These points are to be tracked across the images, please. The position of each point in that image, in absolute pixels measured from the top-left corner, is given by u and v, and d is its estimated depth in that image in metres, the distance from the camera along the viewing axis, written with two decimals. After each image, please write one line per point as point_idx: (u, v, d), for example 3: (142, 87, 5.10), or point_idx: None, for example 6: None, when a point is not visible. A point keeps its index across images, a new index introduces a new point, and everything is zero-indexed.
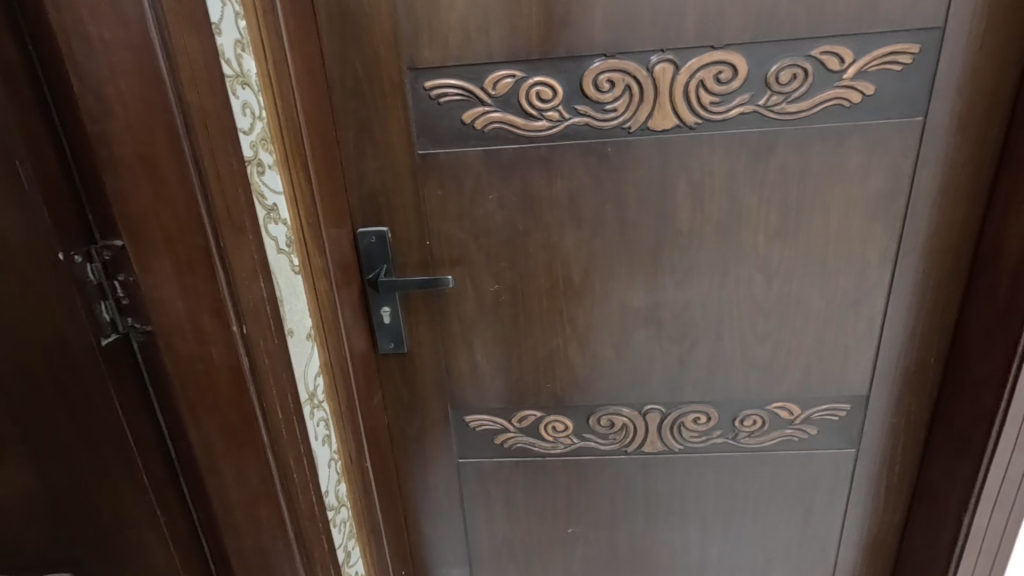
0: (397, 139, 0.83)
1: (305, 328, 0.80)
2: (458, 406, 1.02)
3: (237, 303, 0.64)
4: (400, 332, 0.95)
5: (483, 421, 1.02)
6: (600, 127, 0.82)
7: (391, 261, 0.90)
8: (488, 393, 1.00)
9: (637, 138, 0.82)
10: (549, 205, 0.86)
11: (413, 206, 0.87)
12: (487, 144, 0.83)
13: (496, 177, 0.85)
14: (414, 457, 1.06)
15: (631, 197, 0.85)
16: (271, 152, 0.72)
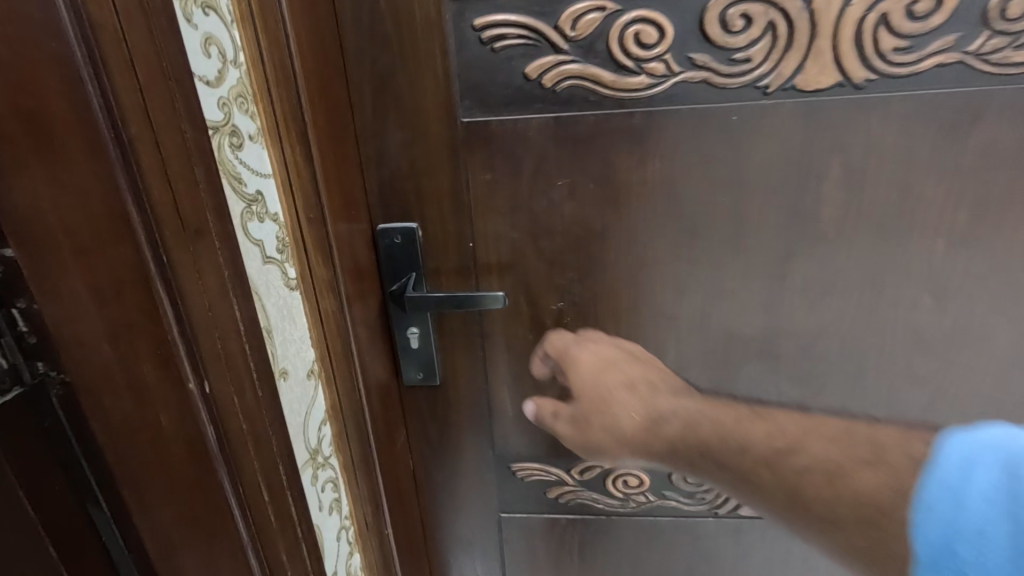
0: (432, 102, 0.60)
1: (304, 364, 0.58)
2: (502, 452, 0.80)
3: (197, 349, 0.42)
4: (432, 360, 0.72)
5: (534, 471, 0.81)
6: (724, 86, 0.57)
7: (423, 269, 0.67)
8: (543, 437, 0.78)
9: (776, 103, 0.57)
10: (640, 198, 0.62)
11: (452, 197, 0.64)
12: (558, 110, 0.59)
13: (568, 157, 0.61)
14: (444, 512, 0.84)
15: (757, 189, 0.61)
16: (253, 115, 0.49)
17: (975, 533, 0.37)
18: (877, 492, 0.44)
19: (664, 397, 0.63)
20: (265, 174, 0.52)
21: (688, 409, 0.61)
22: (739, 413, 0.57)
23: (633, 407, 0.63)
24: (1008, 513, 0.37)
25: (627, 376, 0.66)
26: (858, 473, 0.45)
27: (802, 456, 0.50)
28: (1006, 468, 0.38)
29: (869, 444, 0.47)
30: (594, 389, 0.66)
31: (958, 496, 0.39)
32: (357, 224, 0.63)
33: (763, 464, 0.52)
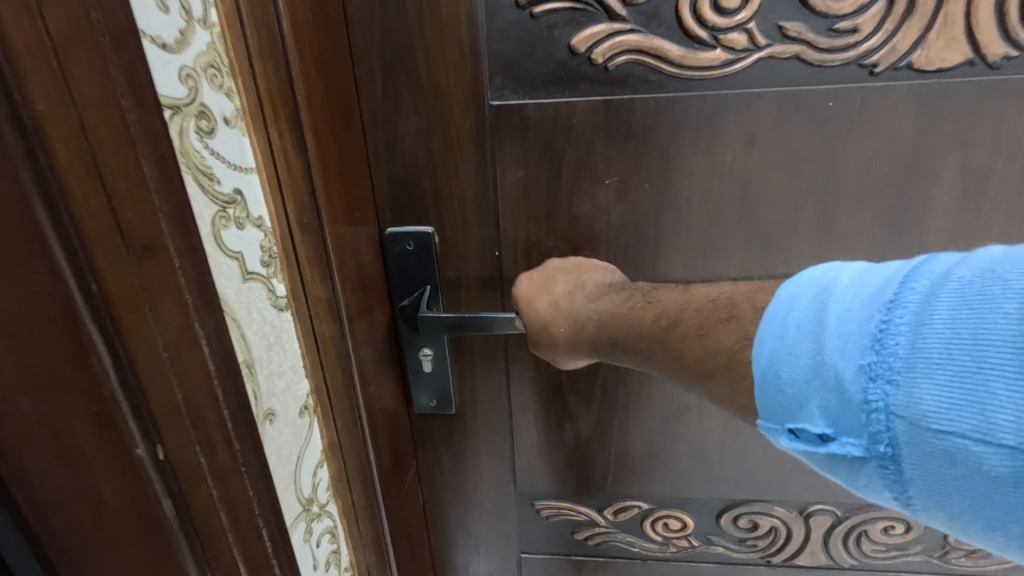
0: (456, 79, 0.49)
1: (298, 400, 0.48)
2: (526, 490, 0.70)
3: (147, 406, 0.31)
4: (446, 387, 0.62)
5: (562, 510, 0.71)
6: (822, 63, 0.45)
7: (439, 281, 0.57)
8: (574, 474, 0.68)
9: (885, 86, 0.46)
10: (707, 202, 0.51)
11: (477, 195, 0.53)
12: (611, 92, 0.48)
13: (620, 150, 0.50)
14: (458, 552, 0.74)
15: (852, 194, 0.50)
16: (230, 91, 0.38)
17: (786, 356, 0.33)
18: (732, 347, 0.38)
19: (587, 303, 0.51)
20: (247, 168, 0.40)
21: (609, 315, 0.49)
22: (652, 310, 0.46)
23: (557, 319, 0.51)
24: (808, 336, 0.32)
25: (559, 290, 0.52)
26: (714, 332, 0.39)
27: (684, 336, 0.42)
28: (818, 296, 0.33)
29: (727, 312, 0.39)
30: (533, 315, 0.52)
31: (773, 329, 0.34)
32: (364, 227, 0.52)
33: (716, 368, 0.39)
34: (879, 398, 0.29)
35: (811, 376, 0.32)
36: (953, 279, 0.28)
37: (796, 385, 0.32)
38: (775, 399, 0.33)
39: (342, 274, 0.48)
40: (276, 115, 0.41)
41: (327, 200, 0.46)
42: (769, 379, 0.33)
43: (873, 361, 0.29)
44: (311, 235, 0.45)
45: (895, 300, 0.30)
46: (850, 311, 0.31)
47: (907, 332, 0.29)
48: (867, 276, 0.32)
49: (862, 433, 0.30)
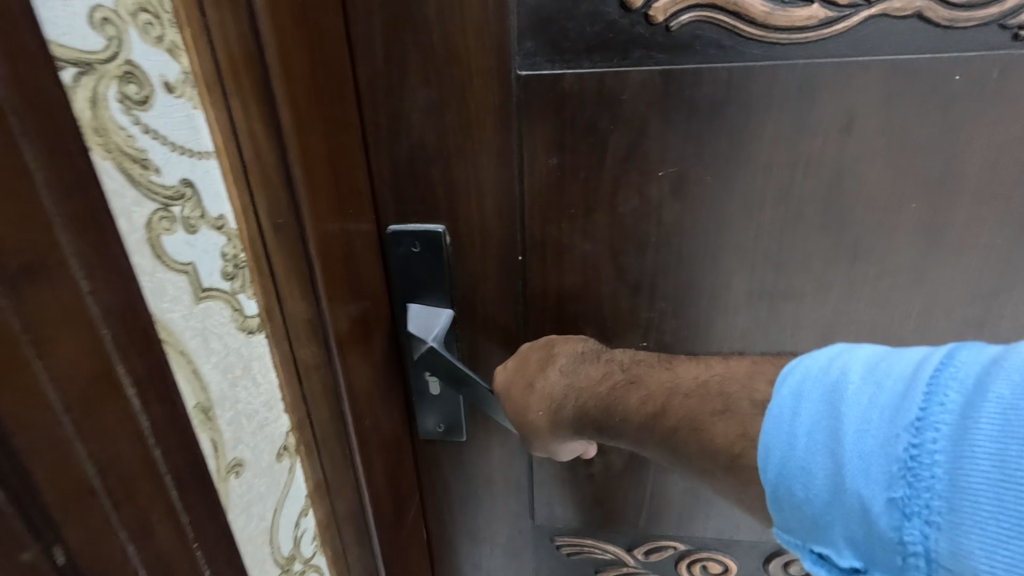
0: (476, 42, 0.38)
1: (279, 439, 0.39)
2: (546, 527, 0.61)
3: (33, 499, 0.22)
4: (458, 411, 0.53)
5: (585, 549, 0.62)
6: (951, 22, 0.35)
7: (451, 289, 0.47)
8: (601, 510, 0.59)
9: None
10: (782, 202, 0.42)
11: (497, 189, 0.43)
12: (671, 59, 0.38)
13: (680, 135, 0.40)
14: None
15: (968, 194, 0.40)
16: (174, 45, 0.29)
17: (801, 471, 0.32)
18: (730, 445, 0.36)
19: (562, 381, 0.46)
20: (202, 152, 0.31)
21: (587, 395, 0.45)
22: (636, 392, 0.43)
23: (534, 403, 0.46)
24: (827, 451, 0.31)
25: (530, 372, 0.47)
26: (710, 426, 0.38)
27: (677, 427, 0.40)
28: (830, 400, 0.32)
29: (720, 402, 0.38)
30: (507, 401, 0.47)
31: (785, 436, 0.32)
32: (357, 226, 0.42)
33: (721, 461, 0.37)
34: (915, 538, 0.28)
35: (834, 498, 0.30)
36: (989, 398, 0.27)
37: (819, 506, 0.31)
38: (796, 515, 0.32)
39: (330, 287, 0.38)
40: (237, 80, 0.31)
41: (310, 194, 0.35)
42: (785, 492, 0.32)
43: (905, 496, 0.28)
44: (288, 240, 0.35)
45: (923, 419, 0.28)
46: (870, 424, 0.30)
47: (943, 464, 0.27)
48: (881, 373, 0.31)
49: (895, 566, 0.29)
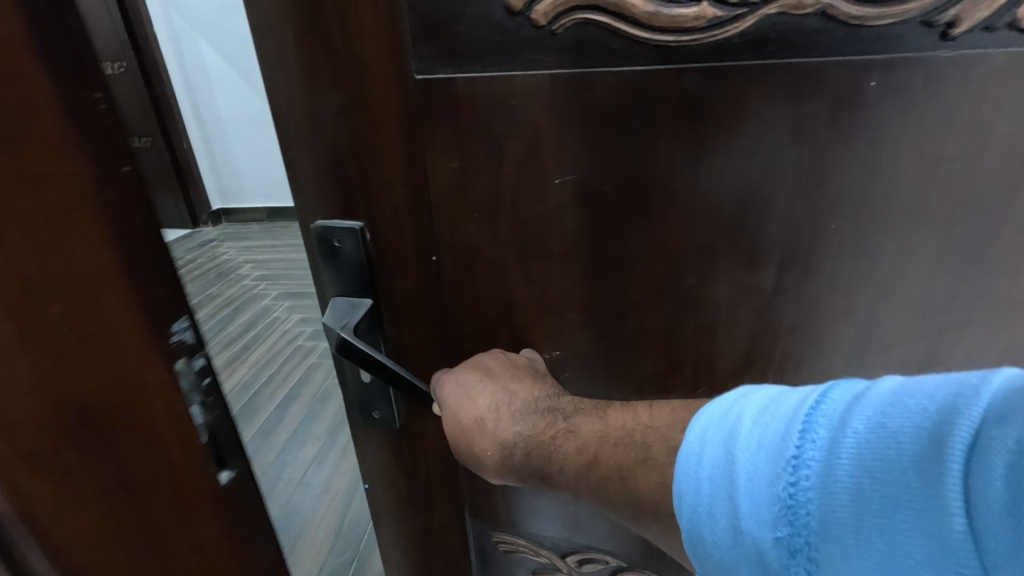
0: (369, 43, 0.38)
1: None
2: (483, 527, 0.61)
3: None
4: (387, 399, 0.53)
5: (519, 549, 0.62)
6: (860, 19, 0.32)
7: (375, 286, 0.47)
8: (536, 514, 0.59)
9: (959, 57, 0.33)
10: (690, 218, 0.39)
11: (403, 196, 0.42)
12: (558, 63, 0.36)
13: (575, 140, 0.38)
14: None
15: (897, 215, 0.37)
16: None
17: (706, 516, 0.30)
18: (653, 494, 0.36)
19: (514, 425, 0.43)
20: None
21: (534, 446, 0.42)
22: (573, 441, 0.40)
23: (483, 441, 0.43)
24: (722, 494, 0.29)
25: (483, 407, 0.43)
26: (636, 475, 0.37)
27: (609, 478, 0.38)
28: (728, 442, 0.30)
29: (642, 449, 0.37)
30: (456, 426, 0.44)
31: (689, 479, 0.31)
32: (94, 336, 0.25)
33: (647, 508, 0.37)
34: None
35: (733, 543, 0.28)
36: (849, 432, 0.26)
37: (723, 550, 0.29)
38: (707, 562, 0.30)
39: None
40: None
41: None
42: (696, 537, 0.30)
43: (788, 535, 0.26)
44: None
45: (799, 456, 0.27)
46: (757, 464, 0.28)
47: (816, 501, 0.26)
48: (770, 412, 0.30)
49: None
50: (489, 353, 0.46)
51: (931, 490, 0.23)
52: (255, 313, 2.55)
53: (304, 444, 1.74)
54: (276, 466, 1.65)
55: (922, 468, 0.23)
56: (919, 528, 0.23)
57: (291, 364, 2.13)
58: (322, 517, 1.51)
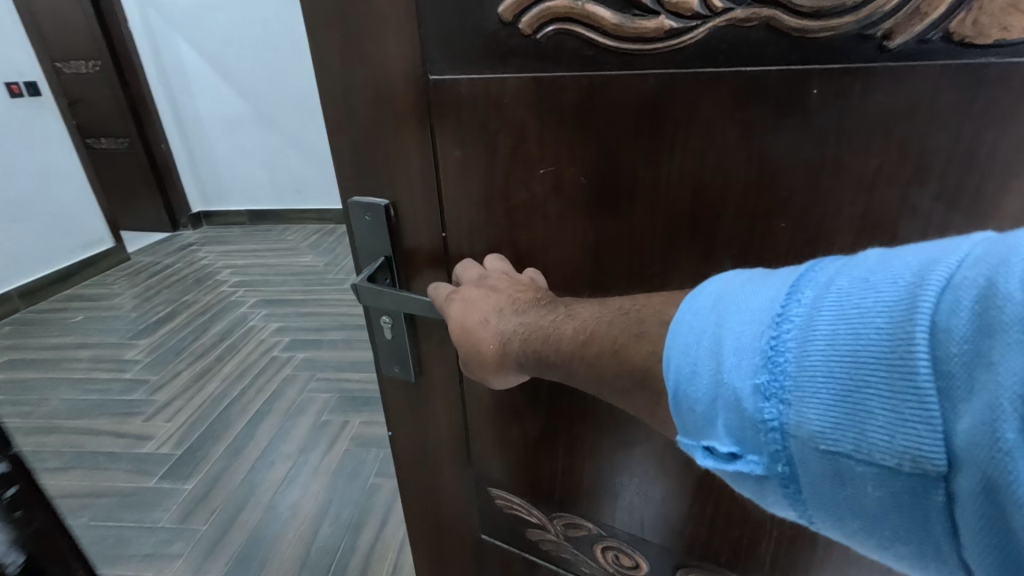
0: (386, 52, 0.42)
1: None
2: (481, 478, 0.62)
3: None
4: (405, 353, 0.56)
5: (513, 505, 0.63)
6: (798, 31, 0.33)
7: (397, 253, 0.52)
8: (525, 478, 0.60)
9: (898, 67, 0.33)
10: (652, 209, 0.43)
11: (409, 182, 0.48)
12: (541, 68, 0.42)
13: (556, 134, 0.44)
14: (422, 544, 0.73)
15: (849, 205, 0.38)
16: None
17: (690, 374, 0.32)
18: (644, 362, 0.36)
19: (514, 317, 0.43)
20: None
21: (532, 331, 0.41)
22: (570, 322, 0.40)
23: (485, 336, 0.43)
24: (707, 352, 0.32)
25: (487, 307, 0.44)
26: (627, 350, 0.37)
27: (599, 354, 0.38)
28: (719, 311, 0.32)
29: (637, 325, 0.37)
30: (460, 328, 0.44)
31: (679, 346, 0.33)
32: None
33: (637, 376, 0.36)
34: (772, 415, 0.29)
35: (714, 395, 0.31)
36: (831, 290, 0.28)
37: (704, 403, 0.32)
38: (690, 415, 0.33)
39: None
40: None
41: None
42: (682, 395, 0.33)
43: (765, 380, 0.29)
44: None
45: (783, 313, 0.29)
46: (744, 326, 0.31)
47: (794, 349, 0.28)
48: (760, 286, 0.32)
49: (762, 448, 0.30)
50: (489, 257, 0.49)
51: (903, 329, 0.25)
52: (236, 322, 2.55)
53: (273, 464, 1.71)
54: (244, 489, 1.62)
55: (896, 311, 0.25)
56: (885, 363, 0.25)
57: (270, 377, 2.13)
58: (288, 542, 1.46)
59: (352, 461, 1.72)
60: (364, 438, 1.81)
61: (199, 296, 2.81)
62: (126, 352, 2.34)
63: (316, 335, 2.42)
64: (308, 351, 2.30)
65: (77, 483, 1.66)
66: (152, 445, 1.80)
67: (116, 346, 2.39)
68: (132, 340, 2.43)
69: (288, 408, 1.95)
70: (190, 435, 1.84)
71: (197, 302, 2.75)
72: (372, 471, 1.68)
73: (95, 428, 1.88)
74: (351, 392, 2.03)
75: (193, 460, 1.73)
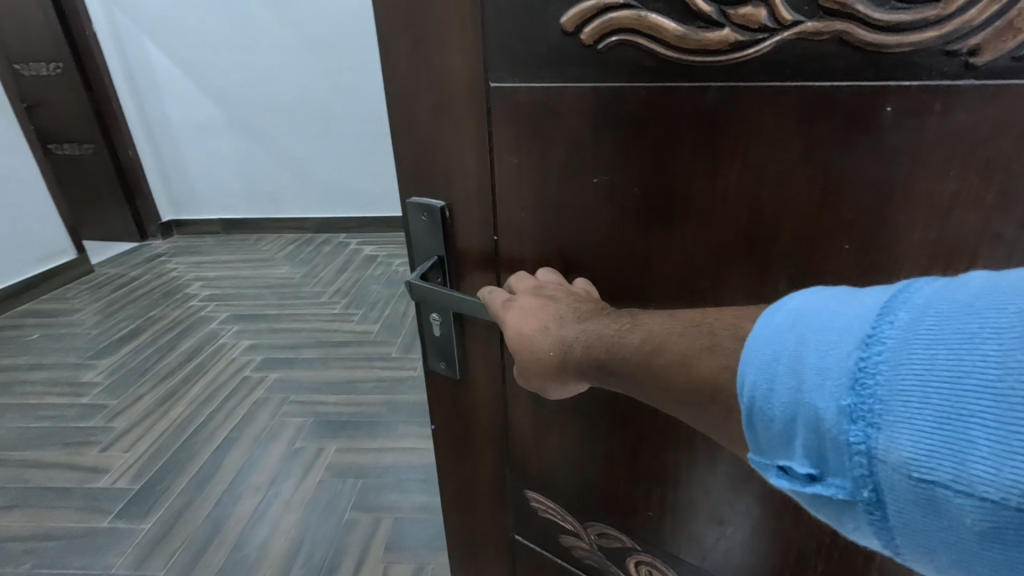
0: (452, 61, 0.44)
1: None
2: (521, 475, 0.64)
3: None
4: (451, 347, 0.59)
5: (548, 509, 0.64)
6: (874, 45, 0.33)
7: (448, 252, 0.54)
8: (563, 482, 0.61)
9: (985, 85, 0.32)
10: (709, 225, 0.44)
11: (470, 184, 0.49)
12: (599, 78, 0.42)
13: (613, 145, 0.44)
14: (456, 533, 0.76)
15: (921, 230, 0.36)
16: None
17: (767, 392, 0.31)
18: (716, 378, 0.34)
19: (575, 324, 0.43)
20: None
21: (595, 340, 0.41)
22: (636, 333, 0.39)
23: (544, 343, 0.43)
24: (786, 370, 0.31)
25: (547, 315, 0.44)
26: (696, 362, 0.35)
27: (669, 365, 0.37)
28: (800, 328, 0.31)
29: (710, 340, 0.36)
30: (518, 336, 0.44)
31: (755, 362, 0.32)
32: None
33: (707, 392, 0.35)
34: (858, 439, 0.28)
35: (793, 414, 0.30)
36: (929, 313, 0.27)
37: (783, 422, 0.31)
38: (767, 432, 0.32)
39: None
40: None
41: None
42: (758, 412, 0.32)
43: (851, 403, 0.28)
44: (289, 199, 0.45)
45: (873, 334, 0.28)
46: (829, 345, 0.30)
47: (886, 372, 0.27)
48: (847, 304, 0.31)
49: (846, 472, 0.29)
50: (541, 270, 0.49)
51: (1014, 358, 0.23)
52: (206, 339, 2.44)
53: (240, 498, 1.62)
54: (207, 526, 1.53)
55: (1006, 339, 0.24)
56: (991, 391, 0.24)
57: (245, 399, 2.04)
58: None
59: (328, 493, 1.63)
60: (339, 467, 1.71)
61: (165, 311, 2.70)
62: (84, 374, 2.21)
63: (290, 353, 2.32)
64: (278, 371, 2.20)
65: (26, 523, 1.56)
66: (109, 480, 1.69)
67: (73, 367, 2.26)
68: (91, 360, 2.31)
69: (259, 434, 1.86)
70: (150, 467, 1.74)
71: (164, 317, 2.63)
72: (348, 504, 1.59)
73: (47, 462, 1.78)
74: (326, 416, 1.93)
75: (152, 497, 1.63)
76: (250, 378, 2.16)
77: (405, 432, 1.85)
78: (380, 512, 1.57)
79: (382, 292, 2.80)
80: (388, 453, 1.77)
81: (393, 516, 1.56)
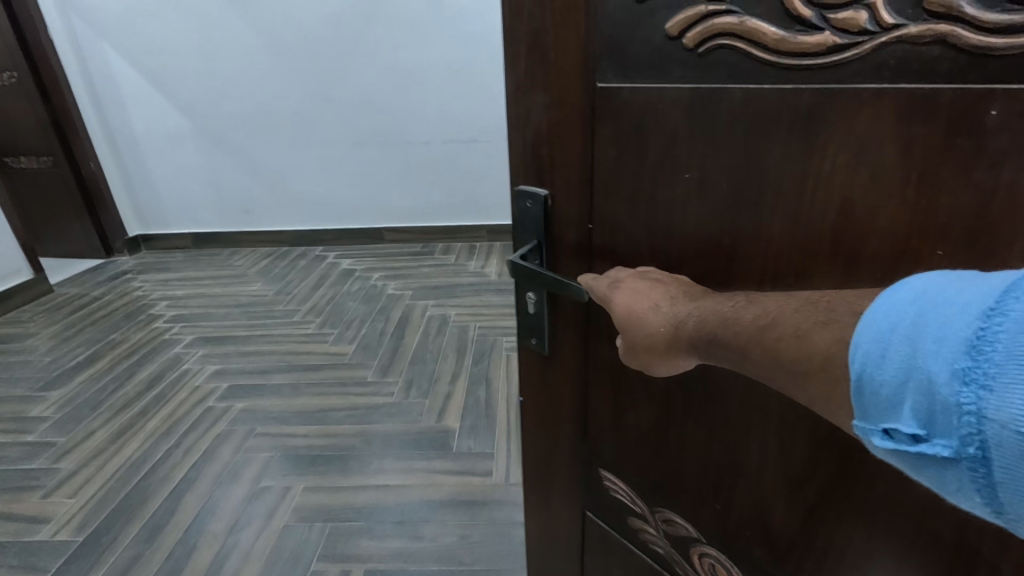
0: (568, 64, 0.50)
1: None
2: (597, 454, 0.67)
3: None
4: (542, 326, 0.64)
5: (620, 489, 0.67)
6: (983, 48, 0.35)
7: (546, 238, 0.60)
8: (635, 466, 0.64)
9: None
10: (796, 219, 0.45)
11: (577, 174, 0.55)
12: (698, 79, 0.45)
13: (706, 141, 0.46)
14: (529, 503, 0.80)
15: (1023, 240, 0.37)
16: None
17: (878, 359, 0.31)
18: (827, 350, 0.35)
19: (687, 304, 0.47)
20: None
21: (710, 314, 0.44)
22: (751, 309, 0.42)
23: (655, 320, 0.48)
24: (901, 338, 0.30)
25: (657, 295, 0.48)
26: (811, 335, 0.36)
27: (780, 339, 0.38)
28: (921, 304, 0.30)
29: (824, 314, 0.37)
30: (629, 315, 0.49)
31: (869, 335, 0.32)
32: None
33: (817, 363, 0.35)
34: (969, 401, 0.27)
35: (903, 380, 0.30)
36: None
37: (892, 388, 0.31)
38: (873, 400, 0.32)
39: None
40: None
41: None
42: (866, 379, 0.32)
43: (966, 366, 0.27)
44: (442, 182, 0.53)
45: (995, 306, 0.27)
46: (947, 316, 0.29)
47: (1007, 341, 0.26)
48: (972, 281, 0.30)
49: (953, 431, 0.28)
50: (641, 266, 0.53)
51: None
52: (170, 366, 2.32)
53: (196, 550, 1.50)
54: None
55: None
56: None
57: (214, 434, 1.93)
58: None
59: (292, 542, 1.52)
60: (308, 511, 1.61)
61: (125, 333, 2.55)
62: (31, 408, 2.06)
63: (259, 380, 2.23)
64: (247, 401, 2.10)
65: None
66: (49, 531, 1.56)
67: (22, 398, 2.11)
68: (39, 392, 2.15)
69: (220, 474, 1.76)
70: (96, 516, 1.61)
71: (123, 341, 2.49)
72: (313, 556, 1.47)
73: None
74: (296, 450, 1.85)
75: (94, 551, 1.50)
76: (214, 408, 2.06)
77: (384, 467, 1.77)
78: (348, 563, 1.45)
79: (360, 309, 2.74)
80: (362, 492, 1.68)
81: (365, 566, 1.44)
